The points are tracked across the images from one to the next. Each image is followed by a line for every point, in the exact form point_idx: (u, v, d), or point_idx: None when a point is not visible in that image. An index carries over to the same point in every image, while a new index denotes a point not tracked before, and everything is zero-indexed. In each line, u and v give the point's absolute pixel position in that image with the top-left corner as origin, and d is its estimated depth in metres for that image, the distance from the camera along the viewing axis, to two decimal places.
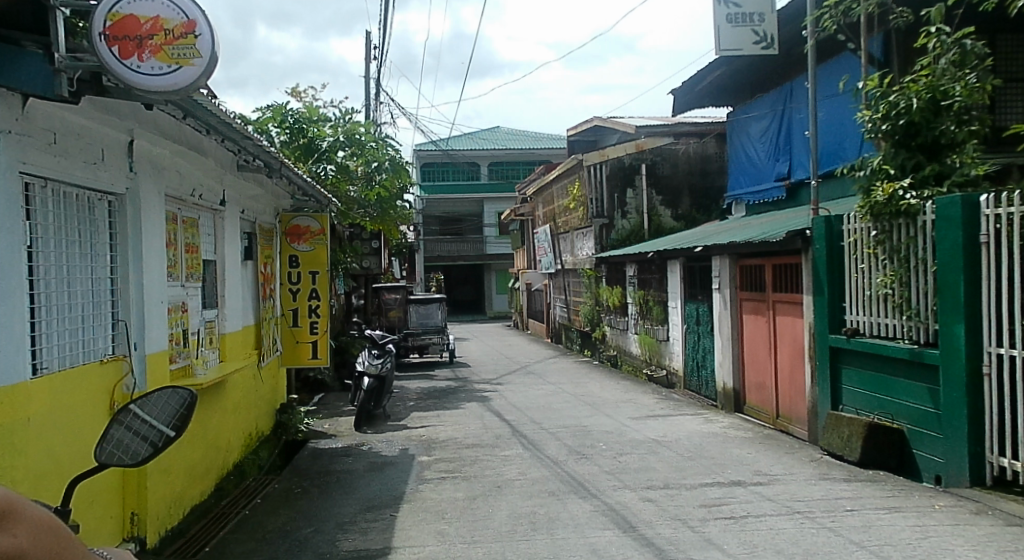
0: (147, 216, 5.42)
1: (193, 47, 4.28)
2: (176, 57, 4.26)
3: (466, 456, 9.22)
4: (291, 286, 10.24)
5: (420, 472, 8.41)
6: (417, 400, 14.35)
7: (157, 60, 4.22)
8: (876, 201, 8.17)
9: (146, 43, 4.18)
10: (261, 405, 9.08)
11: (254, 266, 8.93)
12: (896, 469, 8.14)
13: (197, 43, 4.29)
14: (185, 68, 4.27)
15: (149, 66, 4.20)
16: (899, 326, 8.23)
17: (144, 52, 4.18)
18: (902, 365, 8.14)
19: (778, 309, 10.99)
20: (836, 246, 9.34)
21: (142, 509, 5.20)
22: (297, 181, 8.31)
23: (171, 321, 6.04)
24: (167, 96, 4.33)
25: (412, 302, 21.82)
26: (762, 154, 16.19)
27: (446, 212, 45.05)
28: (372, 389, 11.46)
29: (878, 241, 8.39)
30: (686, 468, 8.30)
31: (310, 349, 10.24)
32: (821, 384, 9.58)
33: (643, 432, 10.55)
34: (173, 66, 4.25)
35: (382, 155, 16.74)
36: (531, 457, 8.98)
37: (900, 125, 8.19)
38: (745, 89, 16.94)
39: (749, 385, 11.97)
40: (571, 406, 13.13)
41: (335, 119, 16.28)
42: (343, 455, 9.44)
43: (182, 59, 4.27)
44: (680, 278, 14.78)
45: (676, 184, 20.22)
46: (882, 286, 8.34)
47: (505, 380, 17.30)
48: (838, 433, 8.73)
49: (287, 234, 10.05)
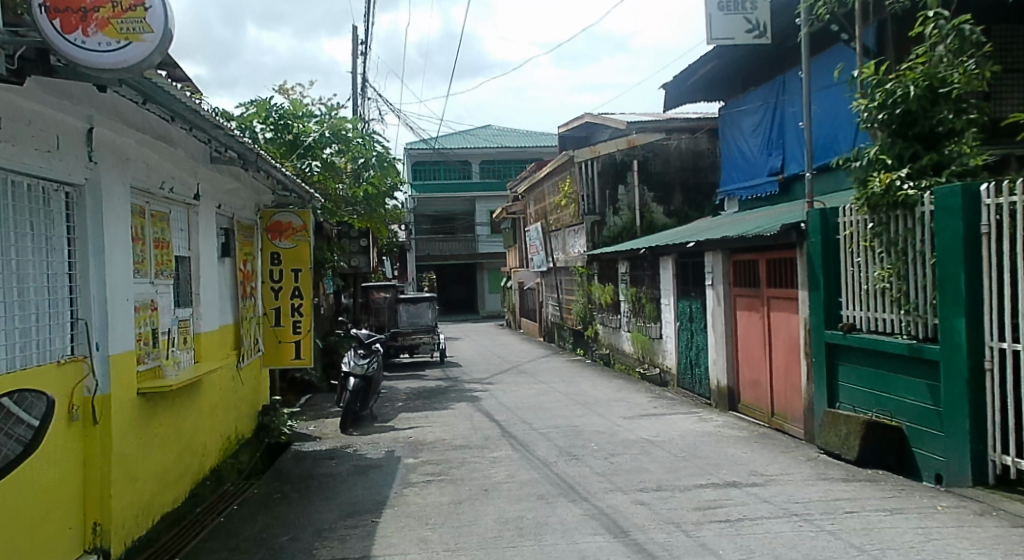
0: (110, 208, 5.17)
1: (142, 22, 4.08)
2: (124, 32, 4.05)
3: (453, 458, 8.96)
4: (273, 284, 9.89)
5: (406, 475, 8.15)
6: (405, 400, 14.10)
7: (104, 35, 4.02)
8: (873, 192, 7.92)
9: (91, 16, 4.00)
10: (242, 404, 8.84)
11: (233, 264, 8.65)
12: (894, 468, 7.92)
13: (147, 17, 4.09)
14: (135, 43, 4.06)
15: (95, 41, 3.99)
16: (897, 321, 8.00)
17: (89, 26, 3.99)
18: (900, 361, 7.91)
19: (772, 305, 10.77)
20: (831, 239, 9.11)
21: (105, 519, 4.92)
22: (277, 174, 8.02)
23: (138, 320, 5.78)
24: (117, 74, 4.12)
25: (402, 301, 21.33)
26: (755, 149, 15.96)
27: (438, 211, 44.77)
28: (358, 390, 11.21)
29: (874, 233, 8.17)
30: (680, 468, 8.04)
31: (293, 349, 10.02)
32: (818, 381, 9.34)
33: (635, 432, 10.28)
34: (122, 42, 4.04)
35: (369, 150, 16.58)
36: (521, 459, 8.72)
37: (896, 115, 7.97)
38: (737, 81, 16.73)
39: (744, 382, 11.75)
40: (562, 406, 12.87)
41: (320, 115, 16.06)
42: (327, 457, 9.17)
43: (131, 34, 4.07)
44: (672, 274, 14.54)
45: (669, 180, 20.04)
46: (878, 280, 8.12)
47: (497, 379, 17.05)
48: (835, 431, 8.50)
49: (268, 230, 9.82)
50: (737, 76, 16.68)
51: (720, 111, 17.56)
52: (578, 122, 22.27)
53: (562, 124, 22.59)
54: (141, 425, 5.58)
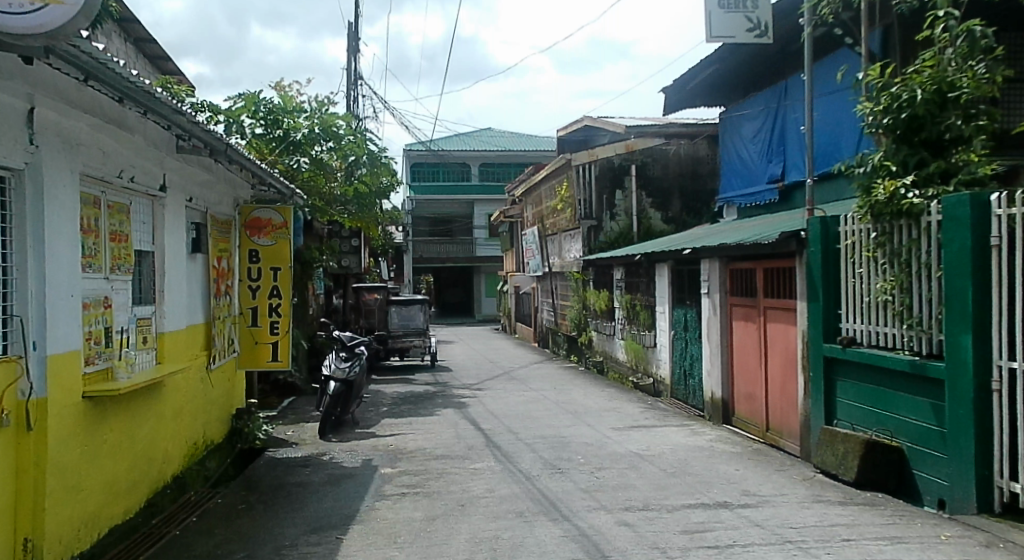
0: (51, 196, 4.81)
1: None
2: None
3: (432, 468, 8.57)
4: (251, 282, 9.49)
5: (380, 486, 7.76)
6: (390, 406, 13.69)
7: None
8: (877, 201, 7.55)
9: None
10: (213, 408, 8.43)
11: (206, 260, 8.26)
12: (895, 491, 7.54)
13: None
14: (52, 6, 3.81)
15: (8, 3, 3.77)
16: (899, 336, 7.62)
17: None
18: (903, 379, 7.53)
19: (769, 316, 10.38)
20: (832, 249, 8.74)
21: (37, 534, 4.55)
22: (250, 166, 7.62)
23: (87, 318, 5.38)
24: (41, 42, 3.88)
25: (393, 303, 20.81)
26: (755, 155, 15.59)
27: (436, 213, 44.39)
28: (339, 394, 10.82)
29: (877, 244, 7.78)
30: (669, 486, 7.63)
31: (270, 350, 9.57)
32: (815, 397, 8.95)
33: (624, 445, 9.87)
34: (38, 4, 3.80)
35: (361, 149, 16.16)
36: (502, 471, 8.34)
37: (902, 120, 7.61)
38: (738, 86, 16.40)
39: (738, 395, 11.38)
40: (551, 415, 12.47)
41: (311, 110, 15.52)
42: (300, 466, 8.76)
43: None
44: (668, 281, 14.16)
45: (667, 186, 19.67)
46: (881, 292, 7.74)
47: (486, 385, 16.65)
48: (832, 450, 8.11)
49: (247, 226, 9.42)
50: (738, 81, 16.34)
51: (721, 116, 17.21)
52: (577, 126, 21.91)
53: (561, 127, 22.23)
54: (86, 432, 5.19)
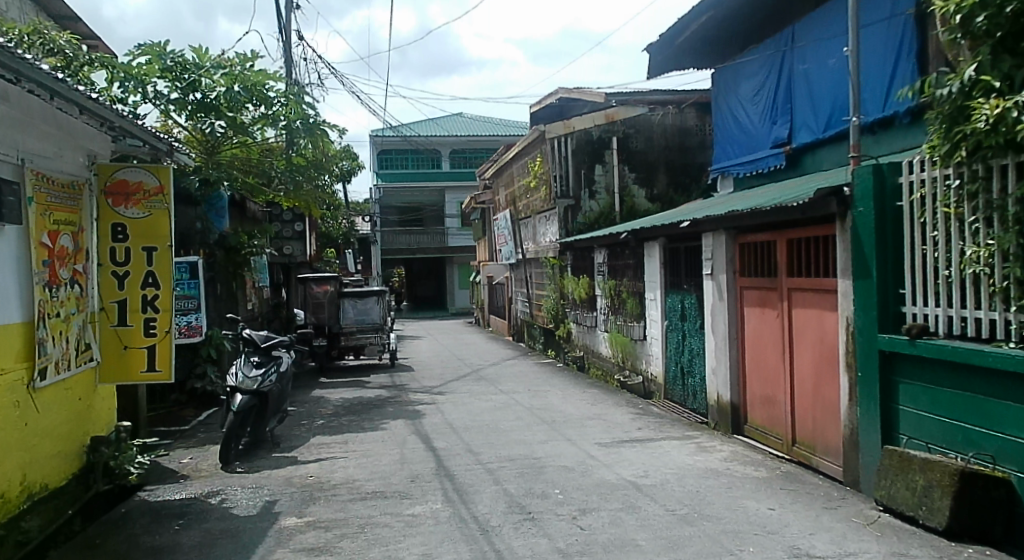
0: None
1: None
2: None
3: (353, 516, 6.23)
4: (116, 268, 7.12)
5: (269, 551, 5.45)
6: (328, 417, 11.37)
7: None
8: (976, 130, 5.28)
9: None
10: (43, 441, 5.99)
11: (24, 235, 5.87)
12: (1002, 541, 5.38)
13: None
14: None
15: None
16: (1004, 323, 5.40)
17: None
18: (1011, 386, 5.32)
19: (795, 300, 8.15)
20: (890, 207, 6.49)
21: None
22: (59, 89, 5.26)
23: None
24: None
25: (346, 295, 17.90)
26: (754, 117, 13.35)
27: (405, 202, 41.94)
28: (248, 410, 8.41)
29: (967, 194, 5.57)
30: (684, 543, 5.38)
31: (145, 358, 7.16)
32: (867, 407, 6.71)
33: (615, 471, 7.56)
34: None
35: (296, 113, 12.92)
36: (449, 520, 6.02)
37: (1005, 17, 5.23)
38: (740, 36, 14.08)
39: (753, 399, 9.12)
40: (522, 426, 10.19)
41: (231, 65, 12.49)
42: (174, 516, 6.39)
43: None
44: (659, 263, 11.89)
45: (652, 160, 17.37)
46: (972, 262, 5.53)
47: (450, 388, 14.31)
48: (905, 483, 5.89)
49: (107, 192, 7.08)
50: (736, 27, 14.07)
51: (712, 76, 14.95)
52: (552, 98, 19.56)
53: (535, 102, 19.81)
54: None
